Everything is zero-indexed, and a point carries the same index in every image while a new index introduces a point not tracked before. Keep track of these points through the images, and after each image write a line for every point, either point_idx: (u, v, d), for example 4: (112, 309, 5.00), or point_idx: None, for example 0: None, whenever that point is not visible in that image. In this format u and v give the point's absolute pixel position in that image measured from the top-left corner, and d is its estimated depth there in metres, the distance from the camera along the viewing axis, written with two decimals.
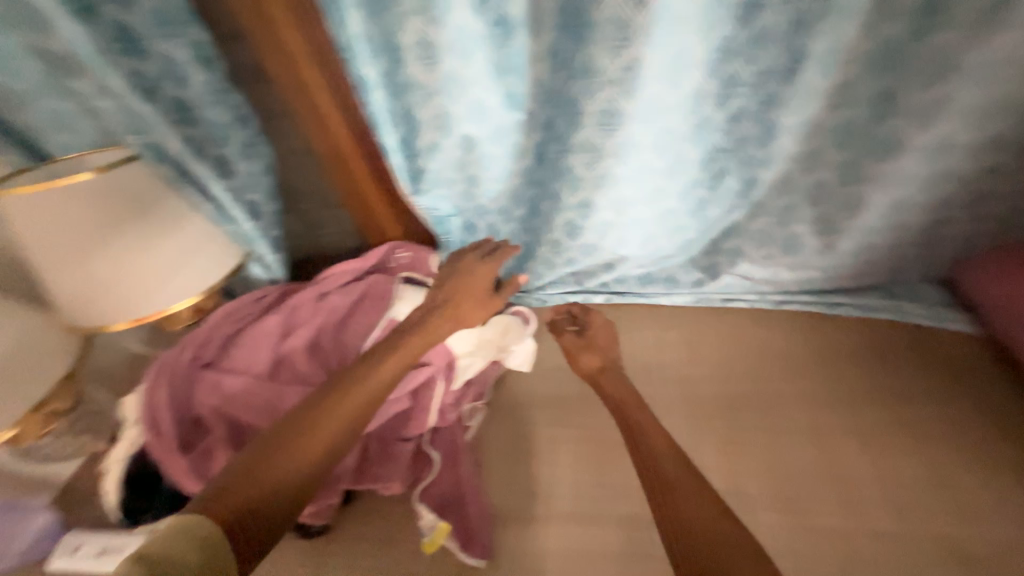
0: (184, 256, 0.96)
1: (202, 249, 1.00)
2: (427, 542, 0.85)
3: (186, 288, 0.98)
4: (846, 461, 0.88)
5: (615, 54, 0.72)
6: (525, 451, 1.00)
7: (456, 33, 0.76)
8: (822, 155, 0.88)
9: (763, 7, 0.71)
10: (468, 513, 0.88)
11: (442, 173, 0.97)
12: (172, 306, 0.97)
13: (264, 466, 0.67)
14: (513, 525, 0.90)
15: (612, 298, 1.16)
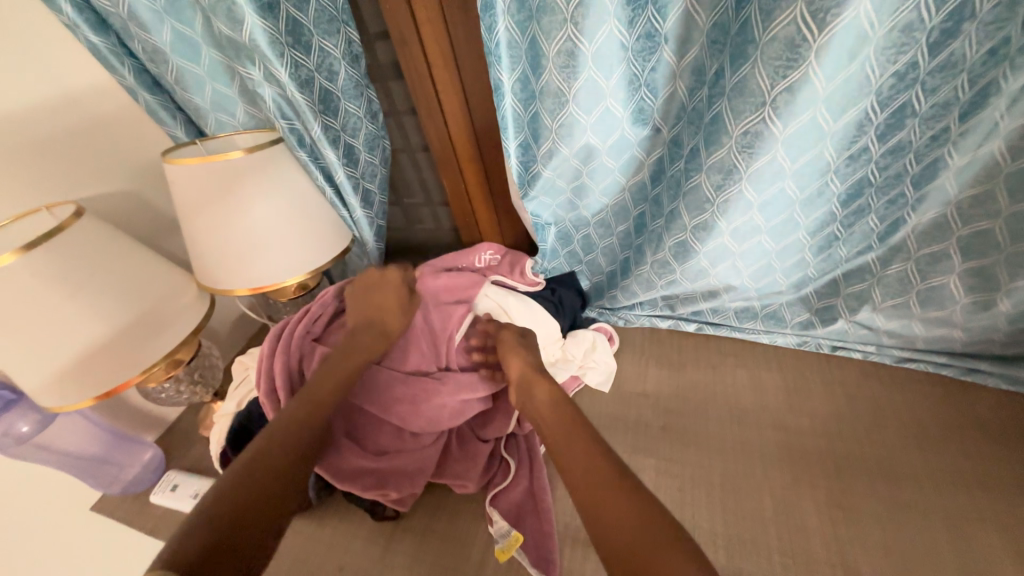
0: (299, 232, 1.02)
1: (318, 227, 1.06)
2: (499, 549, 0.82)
3: (301, 264, 1.03)
4: (991, 557, 0.73)
5: (779, 75, 0.67)
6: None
7: (603, 45, 0.75)
8: (995, 201, 0.76)
9: (957, 34, 0.63)
10: (540, 528, 0.84)
11: (552, 181, 0.98)
12: (284, 280, 1.02)
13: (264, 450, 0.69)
14: (580, 550, 0.83)
15: (705, 328, 1.11)
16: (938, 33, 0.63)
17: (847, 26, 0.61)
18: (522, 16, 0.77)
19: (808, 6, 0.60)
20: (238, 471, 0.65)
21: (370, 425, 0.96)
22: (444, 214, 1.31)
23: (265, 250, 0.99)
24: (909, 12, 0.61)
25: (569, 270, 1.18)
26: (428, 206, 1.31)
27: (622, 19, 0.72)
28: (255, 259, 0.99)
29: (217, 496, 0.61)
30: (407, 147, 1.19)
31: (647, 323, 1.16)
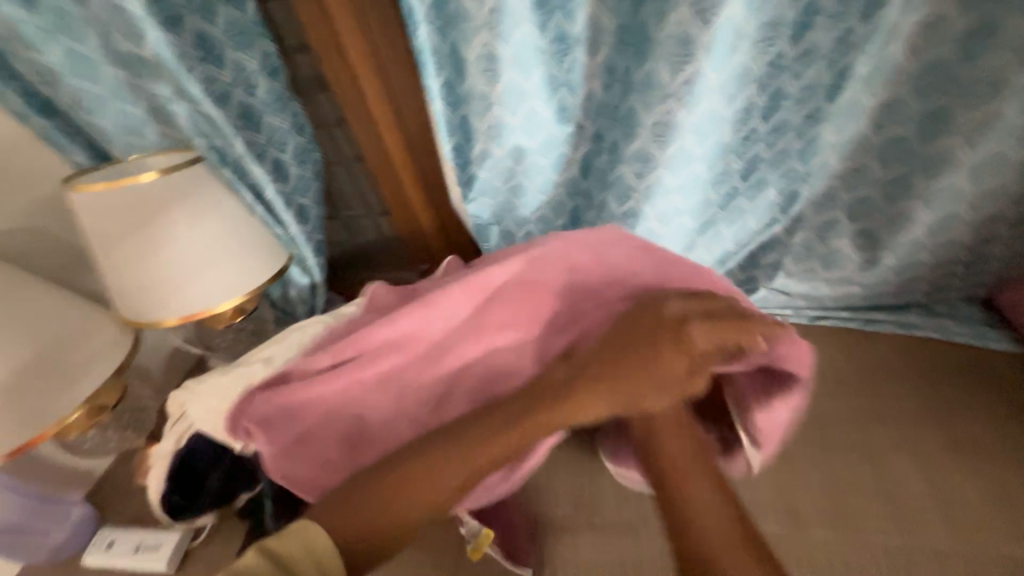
0: (225, 253, 0.96)
1: (250, 248, 0.99)
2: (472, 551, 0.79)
3: (230, 288, 0.97)
4: (900, 477, 0.84)
5: (677, 68, 0.75)
6: (587, 465, 0.95)
7: (519, 47, 0.79)
8: (869, 171, 0.88)
9: (810, 27, 0.74)
10: (512, 521, 0.85)
11: (488, 182, 0.99)
12: (214, 305, 0.96)
13: (403, 477, 0.58)
14: (556, 534, 0.86)
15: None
16: (795, 28, 0.74)
17: (718, 24, 0.70)
18: (440, 23, 0.79)
19: (690, 9, 0.70)
20: (376, 474, 0.60)
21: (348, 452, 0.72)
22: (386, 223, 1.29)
23: (193, 278, 0.93)
24: (772, 11, 0.71)
25: None
26: (369, 216, 1.29)
27: (533, 23, 0.77)
28: (177, 284, 0.92)
29: (342, 499, 0.58)
30: (341, 157, 1.16)
31: None
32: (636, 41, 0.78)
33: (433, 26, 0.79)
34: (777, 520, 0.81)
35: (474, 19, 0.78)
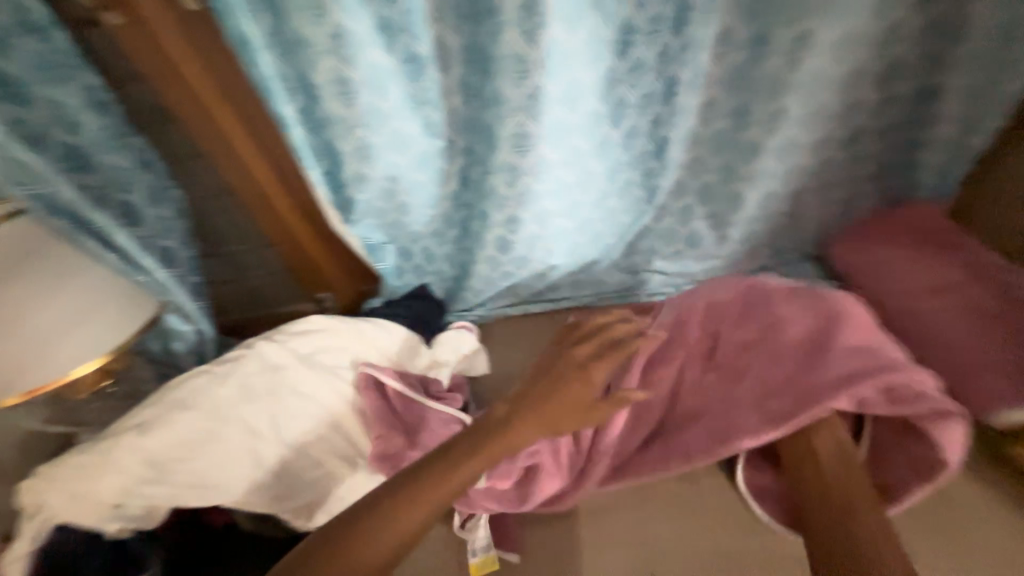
0: (73, 308, 0.80)
1: (107, 299, 0.84)
2: (473, 566, 0.85)
3: (87, 348, 0.81)
4: None
5: (520, 84, 0.78)
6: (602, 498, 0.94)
7: (371, 71, 0.80)
8: (705, 161, 1.00)
9: (633, 43, 0.80)
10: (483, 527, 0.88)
11: (369, 205, 1.00)
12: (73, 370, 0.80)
13: (361, 531, 0.62)
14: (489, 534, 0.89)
15: (548, 307, 1.24)
16: (616, 44, 0.80)
17: (548, 43, 0.74)
18: (281, 48, 0.77)
19: (523, 33, 0.73)
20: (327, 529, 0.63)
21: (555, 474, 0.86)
22: (272, 256, 1.18)
23: (57, 347, 0.78)
24: (596, 28, 0.76)
25: (418, 283, 1.21)
26: (249, 250, 1.17)
27: (380, 47, 0.78)
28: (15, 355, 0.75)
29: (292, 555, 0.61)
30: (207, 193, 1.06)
31: (501, 313, 1.24)
32: (478, 58, 0.80)
33: (274, 55, 0.77)
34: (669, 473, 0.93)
35: (315, 44, 0.76)
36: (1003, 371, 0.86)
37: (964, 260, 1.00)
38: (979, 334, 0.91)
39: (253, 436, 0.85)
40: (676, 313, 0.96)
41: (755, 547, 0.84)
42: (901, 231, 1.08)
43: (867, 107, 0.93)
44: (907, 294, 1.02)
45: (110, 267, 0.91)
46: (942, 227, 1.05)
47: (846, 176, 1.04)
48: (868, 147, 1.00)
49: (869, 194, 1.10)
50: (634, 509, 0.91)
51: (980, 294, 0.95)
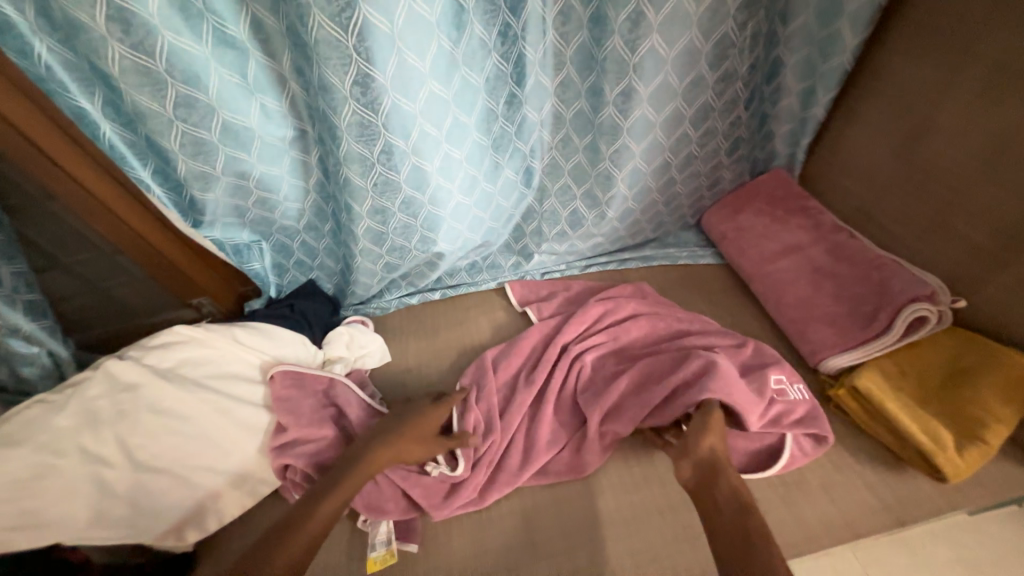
0: None
1: None
2: (372, 560, 0.83)
3: None
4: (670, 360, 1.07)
5: (343, 72, 0.73)
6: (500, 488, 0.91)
7: (174, 59, 0.72)
8: (571, 141, 1.01)
9: (467, 23, 0.77)
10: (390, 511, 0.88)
11: (220, 204, 0.93)
12: None
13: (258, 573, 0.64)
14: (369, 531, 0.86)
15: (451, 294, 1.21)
16: (449, 26, 0.76)
17: (366, 28, 0.69)
18: (60, 35, 0.70)
19: (324, 13, 0.67)
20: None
21: (432, 488, 0.88)
22: (128, 263, 1.04)
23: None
24: (407, 9, 0.70)
25: (305, 279, 1.16)
26: (99, 258, 1.03)
27: (184, 32, 0.70)
28: None
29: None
30: (33, 204, 0.92)
31: (401, 304, 1.21)
32: (299, 42, 0.75)
33: (51, 43, 0.70)
34: None
35: (96, 31, 0.68)
36: (831, 323, 0.97)
37: (807, 224, 1.09)
38: (817, 290, 1.01)
39: (98, 464, 0.79)
40: (540, 334, 1.05)
41: (641, 500, 0.86)
42: (757, 200, 1.16)
43: (711, 84, 0.97)
44: (760, 258, 1.11)
45: None
46: (790, 193, 1.14)
47: (704, 151, 1.09)
48: (720, 122, 1.05)
49: (732, 166, 1.17)
50: (522, 490, 0.90)
51: (818, 254, 1.05)
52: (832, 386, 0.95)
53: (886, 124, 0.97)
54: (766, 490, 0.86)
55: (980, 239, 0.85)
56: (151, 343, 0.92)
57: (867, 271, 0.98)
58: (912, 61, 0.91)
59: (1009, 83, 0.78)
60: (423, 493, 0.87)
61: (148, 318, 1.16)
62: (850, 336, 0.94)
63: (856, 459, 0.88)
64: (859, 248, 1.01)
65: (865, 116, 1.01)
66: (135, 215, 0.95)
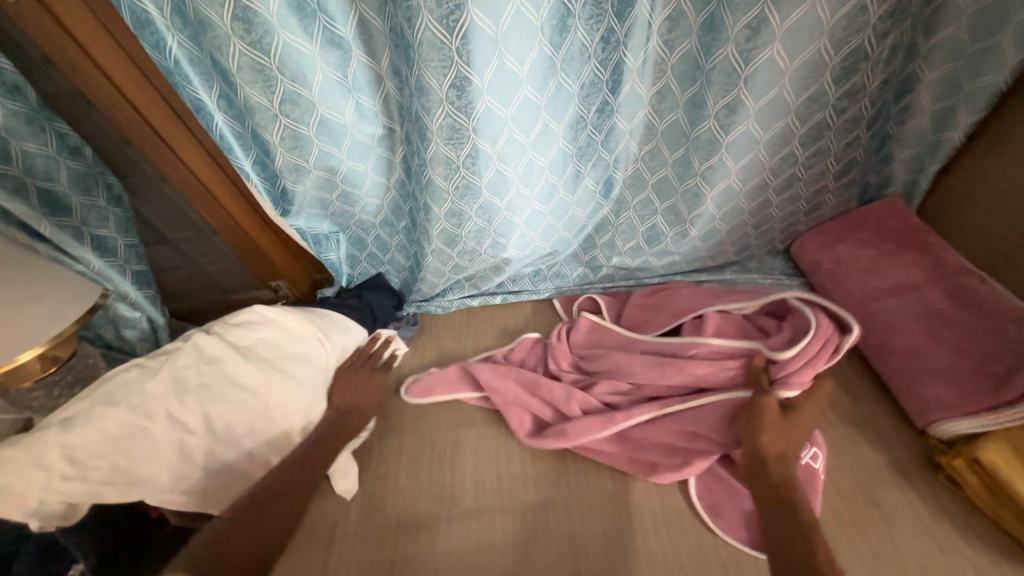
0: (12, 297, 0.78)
1: (49, 285, 0.82)
2: (420, 558, 0.85)
3: (26, 339, 0.77)
4: None
5: (442, 74, 0.72)
6: (552, 510, 0.89)
7: (287, 57, 0.74)
8: (660, 153, 0.95)
9: (570, 27, 0.74)
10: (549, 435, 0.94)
11: (308, 196, 0.97)
12: (17, 358, 0.76)
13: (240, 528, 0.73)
14: (419, 532, 0.89)
15: (513, 299, 1.20)
16: (552, 30, 0.73)
17: (472, 33, 0.68)
18: (190, 30, 0.75)
19: (433, 14, 0.66)
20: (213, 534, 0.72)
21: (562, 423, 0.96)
22: (222, 243, 1.11)
23: (3, 337, 0.75)
24: (515, 11, 0.68)
25: (374, 272, 1.19)
26: (197, 237, 1.11)
27: (298, 32, 0.73)
28: None
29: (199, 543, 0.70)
30: (148, 182, 1.00)
31: (462, 305, 1.21)
32: (400, 43, 0.75)
33: (180, 37, 0.76)
34: (612, 477, 0.92)
35: (224, 30, 0.71)
36: (950, 380, 0.84)
37: (927, 262, 0.95)
38: (934, 340, 0.88)
39: (181, 430, 0.84)
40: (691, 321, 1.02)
41: (702, 550, 0.82)
42: (863, 229, 1.03)
43: (829, 99, 0.87)
44: (861, 295, 0.98)
45: (54, 263, 0.87)
46: (907, 225, 1.00)
47: (809, 171, 0.99)
48: (833, 142, 0.94)
49: (838, 191, 1.05)
50: (575, 516, 0.88)
51: (937, 298, 0.91)
52: (944, 454, 0.83)
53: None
54: (855, 562, 0.76)
55: None
56: (234, 320, 0.98)
57: (999, 323, 0.84)
58: None
59: None
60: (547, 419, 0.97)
61: (231, 293, 1.24)
62: (974, 400, 0.80)
63: (971, 547, 0.76)
64: (988, 296, 0.87)
65: (1020, 147, 0.86)
66: (233, 201, 1.01)
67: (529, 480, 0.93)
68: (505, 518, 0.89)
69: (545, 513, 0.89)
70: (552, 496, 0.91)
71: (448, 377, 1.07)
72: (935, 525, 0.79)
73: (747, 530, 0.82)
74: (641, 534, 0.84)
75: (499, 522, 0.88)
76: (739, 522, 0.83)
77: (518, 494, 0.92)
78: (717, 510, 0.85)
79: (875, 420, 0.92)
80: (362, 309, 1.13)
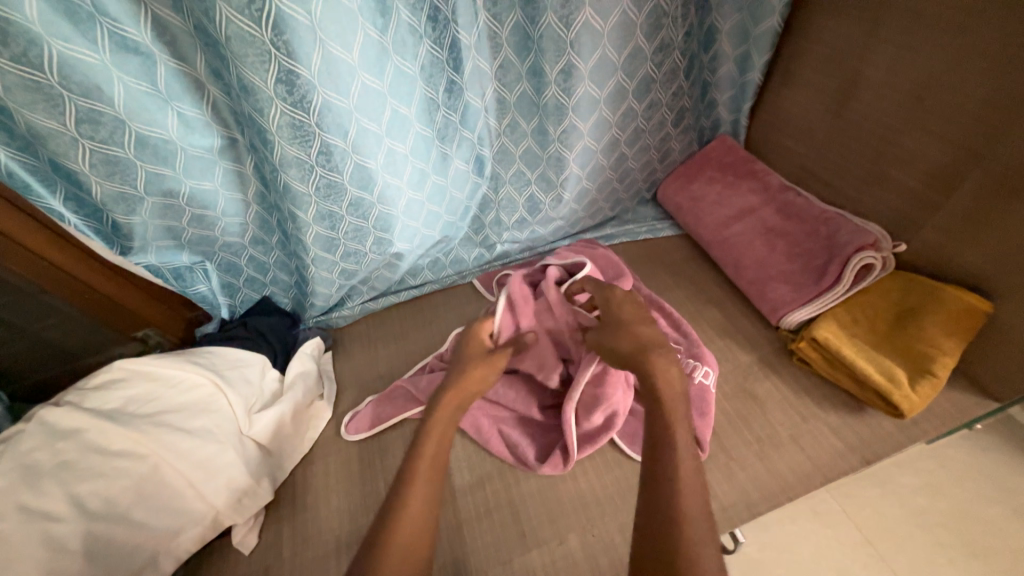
0: None
1: None
2: None
3: None
4: None
5: (266, 69, 0.68)
6: (488, 484, 0.91)
7: (72, 71, 0.65)
8: (518, 125, 0.99)
9: (392, 8, 0.74)
10: (512, 436, 0.94)
11: (151, 226, 0.86)
12: None
13: None
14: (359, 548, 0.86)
15: (416, 293, 1.19)
16: (375, 13, 0.72)
17: (285, 22, 0.65)
18: None
19: (232, 8, 0.62)
20: None
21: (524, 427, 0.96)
22: (56, 303, 0.93)
23: None
24: None
25: (258, 296, 1.11)
26: (21, 298, 0.91)
27: (76, 40, 0.64)
28: None
29: None
30: None
31: (365, 310, 1.17)
32: (210, 44, 0.70)
33: None
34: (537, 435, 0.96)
35: None
36: (787, 280, 1.00)
37: (759, 186, 1.12)
38: (772, 250, 1.04)
39: (42, 523, 0.71)
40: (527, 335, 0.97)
41: (626, 476, 0.89)
42: (707, 168, 1.18)
43: (648, 54, 0.97)
44: (715, 225, 1.13)
45: None
46: (738, 158, 1.16)
47: (650, 123, 1.10)
48: (662, 94, 1.06)
49: (679, 137, 1.19)
50: (510, 484, 0.90)
51: (770, 215, 1.08)
52: (794, 340, 0.98)
53: (830, 79, 0.99)
54: (742, 449, 0.89)
55: (913, 185, 0.90)
56: (90, 384, 0.86)
57: (814, 226, 1.02)
58: (836, 18, 0.95)
59: (924, 30, 0.82)
60: (511, 426, 0.96)
61: (85, 360, 1.04)
62: (808, 291, 0.96)
63: (826, 408, 0.92)
64: (804, 205, 1.05)
65: (801, 78, 1.04)
66: (53, 247, 0.86)
67: (461, 463, 0.94)
68: (446, 506, 0.89)
69: (484, 489, 0.90)
70: (487, 472, 0.92)
71: (384, 402, 1.01)
72: (799, 400, 0.93)
73: None
74: (573, 480, 0.89)
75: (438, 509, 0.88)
76: None
77: (453, 479, 0.92)
78: (633, 438, 0.92)
79: (743, 327, 1.06)
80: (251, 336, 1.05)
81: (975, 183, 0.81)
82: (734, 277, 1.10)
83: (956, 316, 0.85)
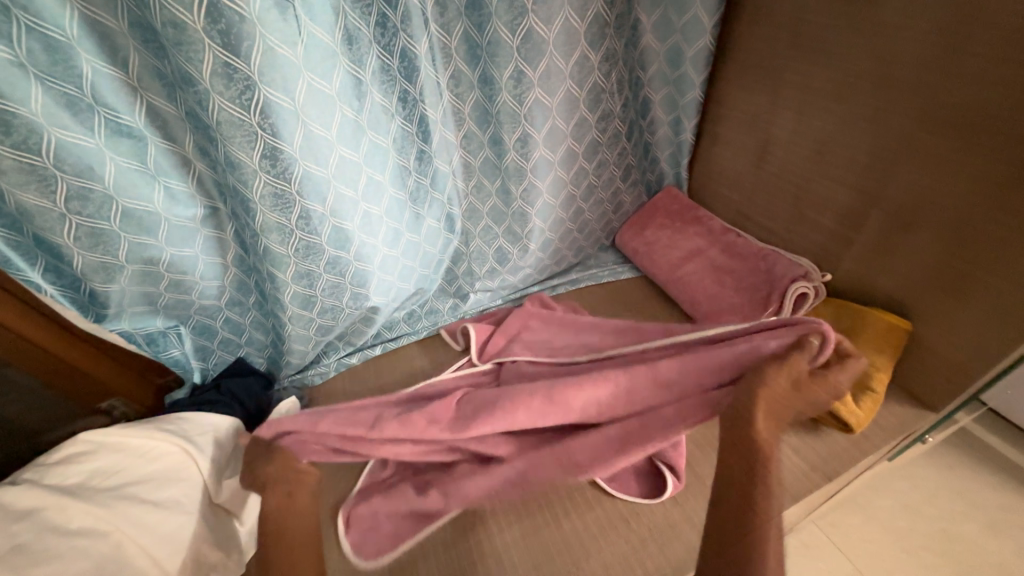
0: None
1: None
2: None
3: None
4: None
5: (251, 147, 0.75)
6: (471, 534, 0.90)
7: (66, 155, 0.70)
8: (484, 185, 1.10)
9: (367, 93, 0.84)
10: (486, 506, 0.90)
11: (129, 293, 0.88)
12: None
13: None
14: None
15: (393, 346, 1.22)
16: (351, 97, 0.83)
17: (270, 108, 0.73)
18: None
19: (223, 97, 0.70)
20: None
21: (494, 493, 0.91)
22: (19, 378, 0.91)
23: None
24: (308, 85, 0.75)
25: (233, 358, 1.11)
26: None
27: (74, 128, 0.70)
28: None
29: None
30: None
31: (341, 366, 1.18)
32: (201, 127, 0.77)
33: None
34: None
35: None
36: (738, 312, 1.09)
37: (703, 229, 1.25)
38: (720, 286, 1.14)
39: None
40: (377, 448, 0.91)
41: (607, 513, 0.90)
42: (656, 216, 1.31)
43: (593, 122, 1.11)
44: (669, 267, 1.23)
45: None
46: (682, 206, 1.30)
47: (601, 179, 1.23)
48: (609, 155, 1.20)
49: (629, 191, 1.33)
50: (494, 532, 0.89)
51: (715, 254, 1.20)
52: None
53: (750, 138, 1.15)
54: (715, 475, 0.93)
55: (829, 224, 1.03)
56: (52, 459, 0.83)
57: (754, 262, 1.13)
58: (747, 90, 1.13)
59: (816, 100, 0.99)
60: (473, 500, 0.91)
61: (44, 438, 0.99)
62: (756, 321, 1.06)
63: (787, 430, 0.97)
64: (743, 244, 1.17)
65: (726, 138, 1.21)
66: (23, 321, 0.86)
67: None
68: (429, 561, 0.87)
69: (467, 540, 0.89)
70: (469, 520, 0.91)
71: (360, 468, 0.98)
72: None
73: (635, 483, 0.93)
74: (556, 523, 0.90)
75: (419, 564, 0.86)
76: (629, 480, 0.94)
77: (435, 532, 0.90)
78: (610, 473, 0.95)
79: None
80: (226, 397, 1.04)
81: (878, 219, 0.95)
82: (691, 312, 1.18)
83: (881, 336, 0.95)
